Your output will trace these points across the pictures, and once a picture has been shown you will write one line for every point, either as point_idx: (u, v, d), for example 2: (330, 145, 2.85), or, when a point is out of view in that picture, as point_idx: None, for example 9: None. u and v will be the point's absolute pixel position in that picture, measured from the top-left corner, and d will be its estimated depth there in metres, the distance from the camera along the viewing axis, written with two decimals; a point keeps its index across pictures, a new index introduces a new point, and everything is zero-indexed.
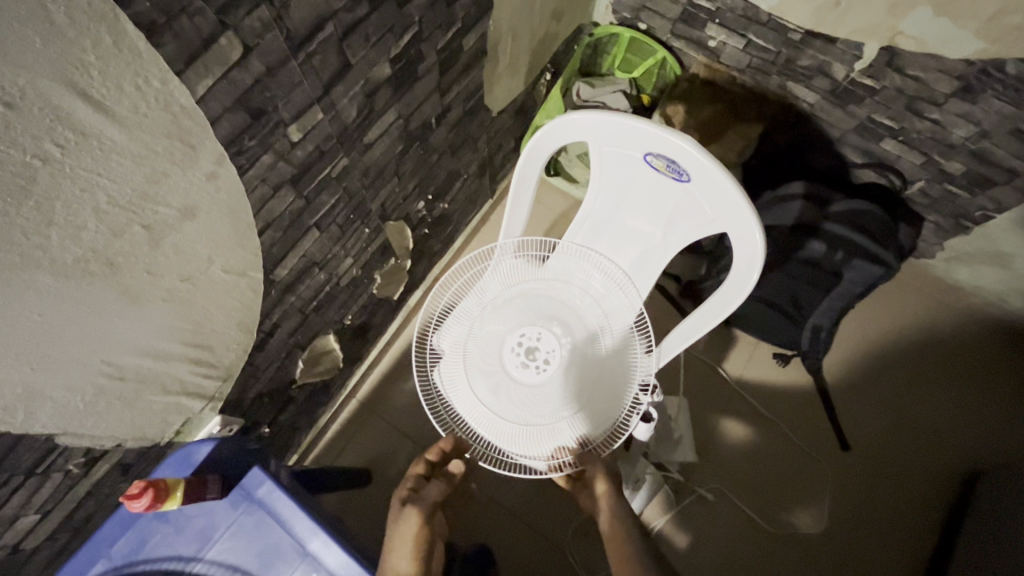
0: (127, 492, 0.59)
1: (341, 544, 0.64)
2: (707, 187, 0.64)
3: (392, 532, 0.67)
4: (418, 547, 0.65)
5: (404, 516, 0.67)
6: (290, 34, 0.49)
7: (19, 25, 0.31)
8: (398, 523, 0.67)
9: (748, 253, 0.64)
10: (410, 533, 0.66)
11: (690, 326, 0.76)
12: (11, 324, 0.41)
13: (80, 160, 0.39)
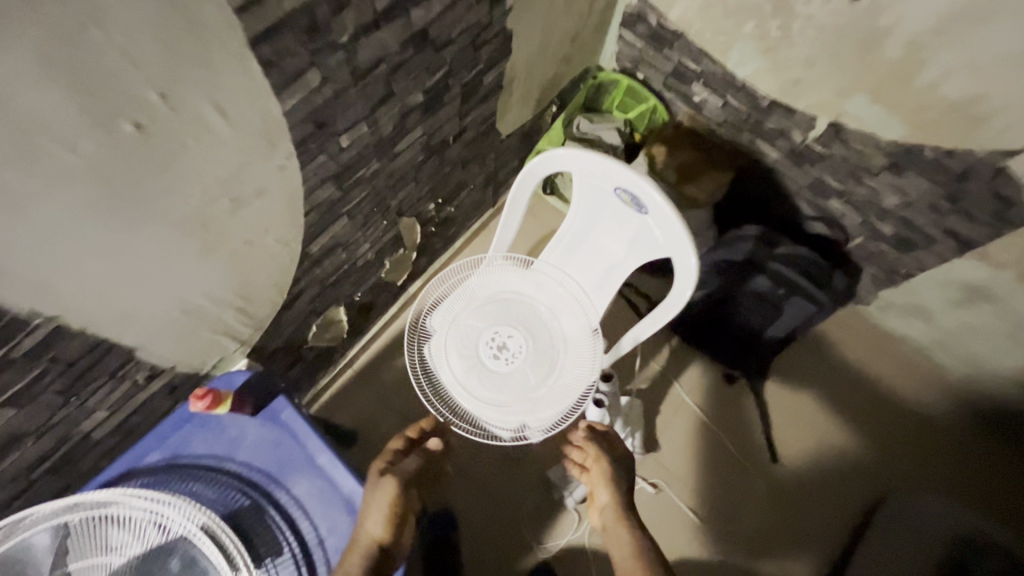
0: (193, 393, 0.74)
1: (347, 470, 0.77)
2: (660, 220, 0.80)
3: (367, 501, 0.74)
4: (392, 513, 0.73)
5: (381, 485, 0.75)
6: (353, 70, 0.65)
7: (192, 61, 0.47)
8: (376, 492, 0.74)
9: (687, 274, 0.81)
10: (383, 500, 0.73)
11: (640, 330, 0.92)
12: (132, 260, 0.56)
13: (202, 150, 0.55)
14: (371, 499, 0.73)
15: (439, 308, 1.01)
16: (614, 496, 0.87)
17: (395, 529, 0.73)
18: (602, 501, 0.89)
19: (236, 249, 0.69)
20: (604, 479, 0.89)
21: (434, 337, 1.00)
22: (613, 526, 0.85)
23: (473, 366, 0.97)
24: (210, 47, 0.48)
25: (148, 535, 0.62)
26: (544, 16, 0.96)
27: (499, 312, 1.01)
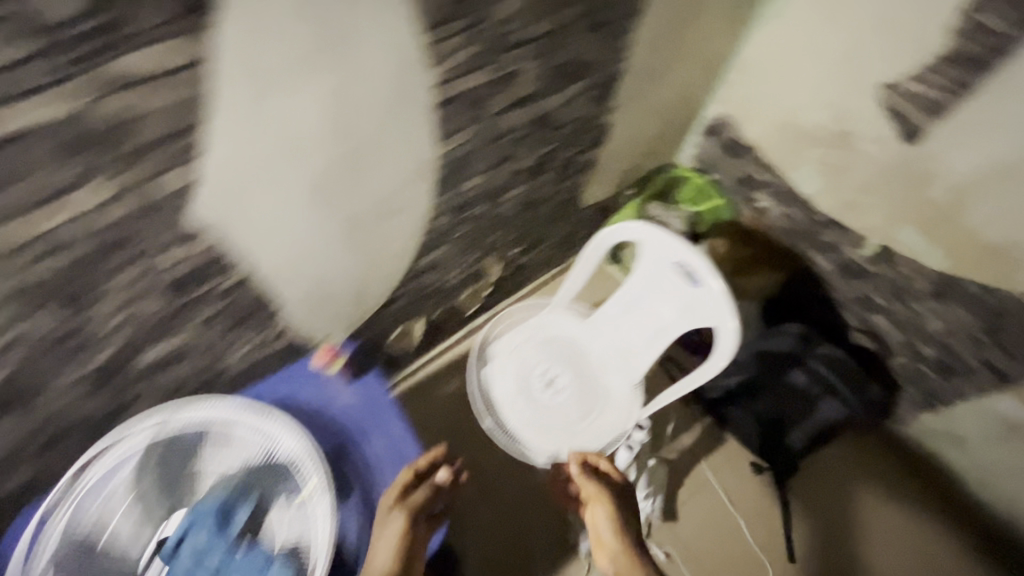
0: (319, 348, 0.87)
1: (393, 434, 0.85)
2: (710, 295, 0.94)
3: (378, 544, 0.76)
4: (401, 549, 0.75)
5: (395, 527, 0.77)
6: (485, 135, 0.85)
7: (391, 115, 0.68)
8: (390, 531, 0.77)
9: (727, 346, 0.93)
10: (395, 541, 0.76)
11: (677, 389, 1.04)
12: (306, 241, 0.76)
13: (375, 174, 0.75)
14: (382, 539, 0.76)
15: (501, 337, 1.17)
16: (620, 534, 0.92)
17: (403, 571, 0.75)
18: (607, 540, 0.92)
19: (368, 242, 0.88)
20: (611, 516, 0.93)
21: (495, 359, 1.16)
22: (623, 560, 0.89)
23: (523, 392, 1.13)
24: (405, 108, 0.69)
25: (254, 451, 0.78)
26: (635, 114, 1.15)
27: (553, 350, 1.16)
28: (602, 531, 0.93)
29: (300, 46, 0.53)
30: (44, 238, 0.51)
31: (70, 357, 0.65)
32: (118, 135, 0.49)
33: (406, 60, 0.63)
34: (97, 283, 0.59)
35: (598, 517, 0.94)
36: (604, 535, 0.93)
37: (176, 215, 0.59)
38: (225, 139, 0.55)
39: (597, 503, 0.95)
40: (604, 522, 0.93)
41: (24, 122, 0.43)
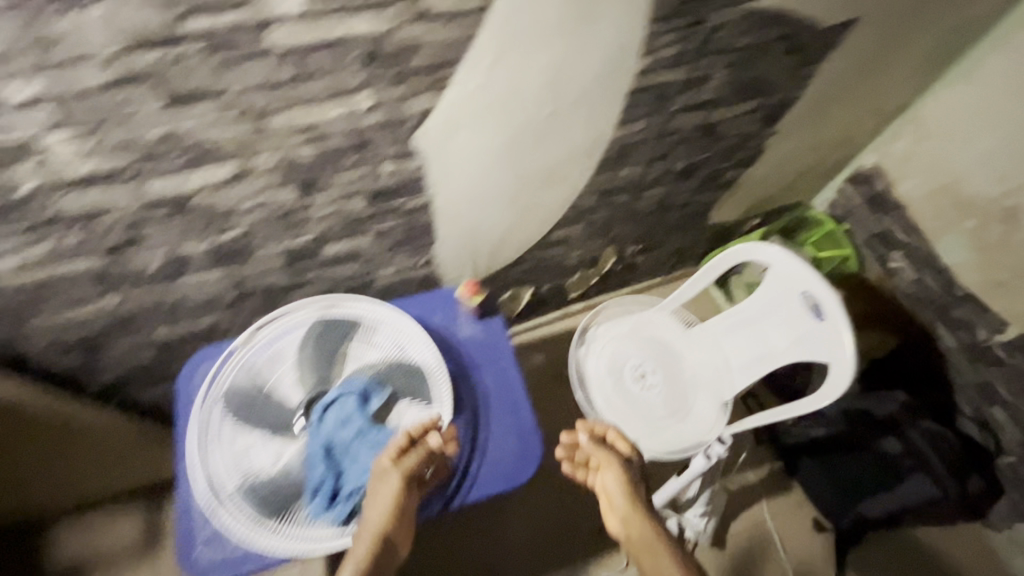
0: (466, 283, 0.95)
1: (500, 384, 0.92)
2: (829, 331, 0.94)
3: (370, 508, 0.73)
4: (395, 511, 0.73)
5: (389, 495, 0.74)
6: (657, 130, 0.91)
7: (595, 95, 0.77)
8: (382, 497, 0.74)
9: (837, 386, 0.92)
10: (388, 507, 0.73)
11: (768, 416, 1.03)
12: (484, 188, 0.87)
13: (560, 145, 0.85)
14: (375, 508, 0.72)
15: (605, 322, 1.22)
16: (631, 491, 0.90)
17: (397, 531, 0.74)
18: (617, 497, 0.89)
19: (524, 203, 0.96)
20: (621, 475, 0.90)
21: (594, 342, 1.20)
22: (632, 515, 0.88)
23: (615, 378, 1.16)
24: (609, 92, 0.77)
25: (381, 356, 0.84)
26: (792, 145, 1.16)
27: (651, 348, 1.19)
28: (613, 488, 0.90)
29: (553, 9, 0.61)
30: (322, 127, 0.64)
31: (283, 231, 0.78)
32: (399, 55, 0.59)
33: (625, 41, 0.70)
34: (328, 174, 0.71)
35: (607, 476, 0.91)
36: (615, 493, 0.90)
37: (403, 133, 0.70)
38: (467, 78, 0.65)
39: (608, 465, 0.91)
40: (614, 481, 0.90)
41: (347, 28, 0.54)
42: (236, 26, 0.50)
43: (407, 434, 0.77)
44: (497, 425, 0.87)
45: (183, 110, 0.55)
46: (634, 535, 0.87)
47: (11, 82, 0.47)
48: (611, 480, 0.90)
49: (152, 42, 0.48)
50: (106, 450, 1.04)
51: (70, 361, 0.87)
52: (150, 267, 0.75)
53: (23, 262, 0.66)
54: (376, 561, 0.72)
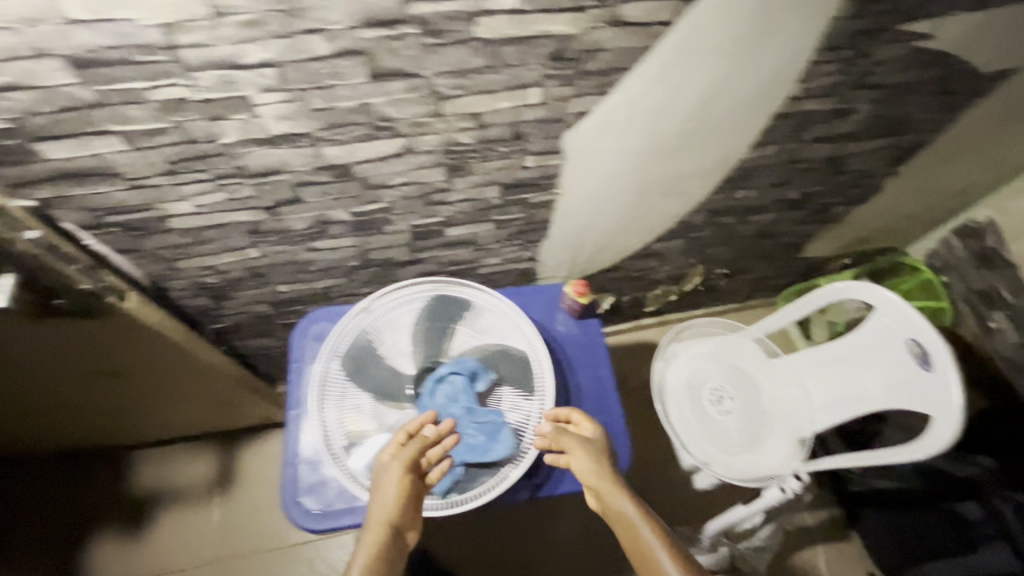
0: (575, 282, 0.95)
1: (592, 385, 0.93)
2: (933, 382, 0.90)
3: (375, 503, 0.73)
4: (400, 502, 0.72)
5: (389, 487, 0.73)
6: (783, 156, 0.91)
7: (738, 118, 0.78)
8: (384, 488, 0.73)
9: (935, 439, 0.88)
10: (390, 497, 0.72)
11: (850, 460, 1.01)
12: (607, 194, 0.88)
13: (689, 163, 0.86)
14: (380, 501, 0.72)
15: (688, 340, 1.21)
16: (603, 470, 0.77)
17: (405, 522, 0.73)
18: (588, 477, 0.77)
19: (639, 212, 0.97)
20: (591, 452, 0.78)
21: (673, 358, 1.18)
22: (614, 495, 0.76)
23: (692, 398, 1.15)
24: (751, 117, 0.79)
25: (488, 344, 0.87)
26: (908, 189, 1.13)
27: (732, 374, 1.18)
28: (584, 470, 0.77)
29: (729, 28, 0.62)
30: (485, 117, 0.67)
31: (418, 209, 0.82)
32: (579, 57, 0.62)
33: (787, 66, 0.70)
34: (476, 161, 0.74)
35: (574, 456, 0.78)
36: (586, 474, 0.77)
37: (555, 131, 0.72)
38: (629, 85, 0.67)
39: (573, 445, 0.79)
40: (584, 460, 0.78)
41: (544, 28, 0.57)
42: (452, 15, 0.53)
43: (409, 426, 0.77)
44: (588, 425, 0.89)
45: (378, 86, 0.59)
46: (619, 519, 0.75)
47: (252, 45, 0.51)
48: (582, 461, 0.78)
49: (378, 22, 0.52)
50: (213, 396, 1.06)
51: (198, 303, 0.93)
52: (296, 227, 0.79)
53: (196, 208, 0.71)
54: (386, 554, 0.70)
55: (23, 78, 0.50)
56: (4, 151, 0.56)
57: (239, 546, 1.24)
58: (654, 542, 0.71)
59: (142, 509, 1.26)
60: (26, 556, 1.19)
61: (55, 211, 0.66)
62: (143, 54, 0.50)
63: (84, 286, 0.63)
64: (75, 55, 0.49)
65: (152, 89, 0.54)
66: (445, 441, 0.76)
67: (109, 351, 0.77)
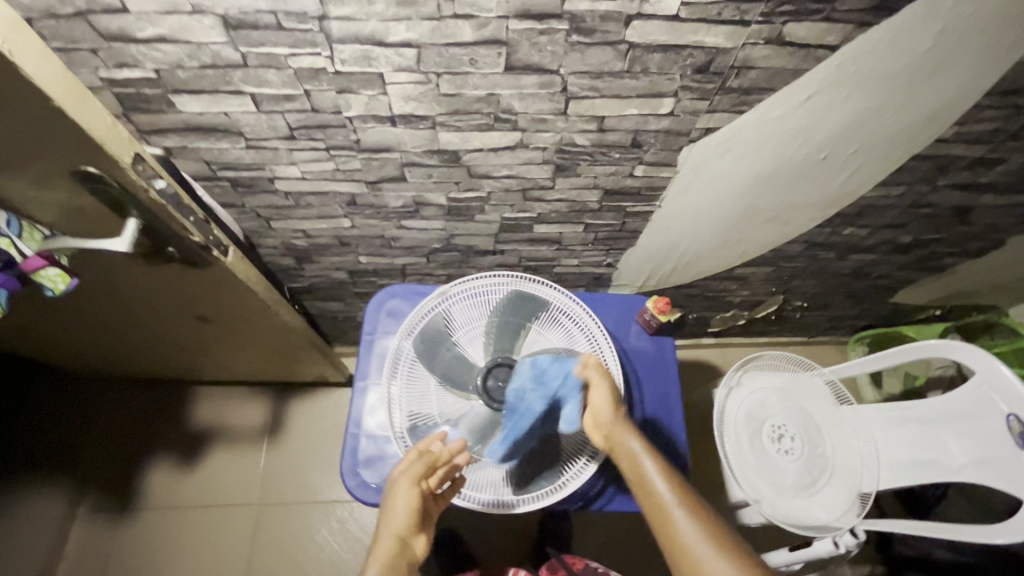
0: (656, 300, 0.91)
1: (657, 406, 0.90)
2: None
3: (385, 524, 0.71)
4: (409, 517, 0.70)
5: (398, 508, 0.71)
6: (908, 198, 0.84)
7: (876, 152, 0.72)
8: (395, 508, 0.71)
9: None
10: (400, 518, 0.70)
11: (919, 527, 0.94)
12: (709, 210, 0.83)
13: (808, 191, 0.80)
14: (393, 519, 0.70)
15: (756, 370, 1.14)
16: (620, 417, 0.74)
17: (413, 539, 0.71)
18: (604, 416, 0.74)
19: (735, 236, 0.92)
20: (610, 397, 0.75)
21: (738, 387, 1.11)
22: (634, 447, 0.72)
23: (752, 432, 1.09)
24: (890, 153, 0.72)
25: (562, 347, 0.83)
26: None
27: (798, 414, 1.11)
28: (601, 412, 0.74)
29: (898, 58, 0.57)
30: (609, 121, 0.64)
31: (514, 203, 0.80)
32: (725, 72, 0.57)
33: (947, 106, 0.64)
34: (585, 163, 0.72)
35: (591, 389, 0.75)
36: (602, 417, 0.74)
37: (675, 144, 0.68)
38: (771, 106, 0.63)
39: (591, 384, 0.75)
40: (600, 401, 0.74)
41: (699, 38, 0.53)
42: (608, 15, 0.50)
43: (423, 443, 0.74)
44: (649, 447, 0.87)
45: (511, 79, 0.57)
46: (637, 475, 0.71)
47: (400, 24, 0.50)
48: (601, 403, 0.74)
49: (530, 14, 0.50)
50: (279, 351, 1.09)
51: (282, 262, 0.95)
52: (392, 204, 0.79)
53: (303, 173, 0.71)
54: (395, 572, 0.67)
55: (178, 32, 0.50)
56: (145, 99, 0.58)
57: (280, 494, 1.29)
58: (675, 500, 0.67)
59: (197, 443, 1.32)
60: (90, 469, 1.27)
61: (175, 160, 0.67)
62: (294, 21, 0.50)
63: (195, 239, 0.65)
64: (230, 15, 0.49)
65: (293, 57, 0.53)
66: (455, 454, 0.74)
67: (201, 299, 0.80)
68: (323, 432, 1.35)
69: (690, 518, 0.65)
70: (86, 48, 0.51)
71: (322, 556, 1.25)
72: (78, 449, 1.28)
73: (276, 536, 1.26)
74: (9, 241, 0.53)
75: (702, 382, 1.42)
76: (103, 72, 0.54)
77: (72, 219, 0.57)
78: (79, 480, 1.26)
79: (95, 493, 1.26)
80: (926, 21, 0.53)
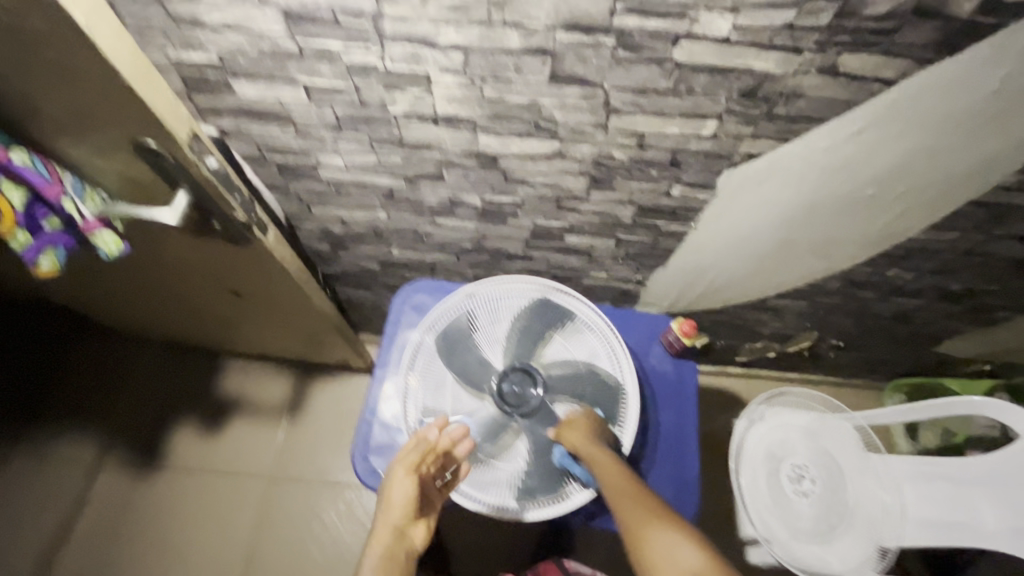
0: (682, 321, 0.89)
1: (672, 431, 0.88)
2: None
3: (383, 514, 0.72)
4: (407, 502, 0.72)
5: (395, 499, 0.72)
6: (960, 245, 0.79)
7: (931, 193, 0.69)
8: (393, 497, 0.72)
9: None
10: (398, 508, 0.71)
11: None
12: (747, 236, 0.81)
13: (855, 227, 0.77)
14: (393, 503, 0.71)
15: (781, 408, 1.10)
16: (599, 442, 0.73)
17: (410, 523, 0.72)
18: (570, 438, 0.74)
19: (770, 266, 0.89)
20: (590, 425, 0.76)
21: (760, 421, 1.09)
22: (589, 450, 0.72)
23: (769, 470, 1.06)
24: (947, 195, 0.69)
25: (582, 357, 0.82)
26: None
27: (820, 456, 1.07)
28: (579, 444, 0.73)
29: (959, 99, 0.55)
30: (648, 138, 0.63)
31: (546, 211, 0.81)
32: (773, 98, 0.56)
33: (1013, 149, 0.60)
34: (622, 178, 0.71)
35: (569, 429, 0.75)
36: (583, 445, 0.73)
37: (715, 167, 0.67)
38: (818, 139, 0.61)
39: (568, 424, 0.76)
40: (577, 435, 0.74)
41: (748, 62, 0.52)
42: (656, 33, 0.50)
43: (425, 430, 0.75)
44: (661, 470, 0.86)
45: (554, 88, 0.57)
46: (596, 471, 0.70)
47: (450, 27, 0.51)
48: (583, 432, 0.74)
49: (578, 26, 0.50)
50: (307, 332, 1.13)
51: (319, 246, 0.98)
52: (427, 201, 0.81)
53: (346, 164, 0.74)
54: (390, 558, 0.69)
55: (241, 21, 0.53)
56: (206, 81, 0.61)
57: (293, 470, 1.33)
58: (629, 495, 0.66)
59: (222, 411, 1.37)
60: (122, 423, 1.34)
61: (229, 141, 0.71)
62: (350, 18, 0.51)
63: (238, 217, 0.67)
64: (291, 8, 0.51)
65: (346, 52, 0.55)
66: (458, 439, 0.75)
67: (238, 274, 0.84)
68: (340, 415, 1.38)
69: (649, 516, 0.63)
70: (158, 30, 0.54)
71: (326, 536, 1.28)
72: (113, 403, 1.35)
73: (286, 510, 1.30)
74: (72, 202, 0.57)
75: (724, 412, 1.38)
76: (171, 53, 0.57)
77: (127, 188, 0.61)
78: (111, 432, 1.32)
79: (124, 446, 1.32)
80: (993, 63, 0.51)
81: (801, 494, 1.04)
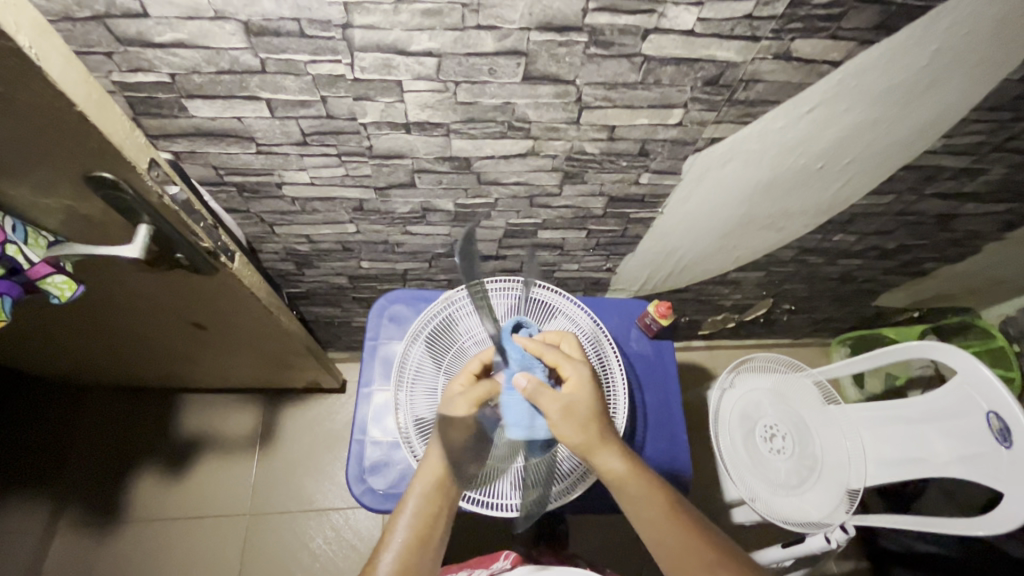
0: (658, 304, 0.92)
1: (658, 407, 0.91)
2: (1013, 462, 0.83)
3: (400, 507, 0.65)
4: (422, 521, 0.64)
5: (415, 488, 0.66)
6: (898, 207, 0.88)
7: (871, 162, 0.75)
8: (412, 492, 0.66)
9: (1000, 518, 0.83)
10: (416, 502, 0.65)
11: (905, 520, 0.95)
12: (710, 214, 0.84)
13: (807, 198, 0.82)
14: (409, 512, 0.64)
15: (746, 373, 1.14)
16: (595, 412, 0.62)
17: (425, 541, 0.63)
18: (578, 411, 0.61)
19: (732, 242, 0.94)
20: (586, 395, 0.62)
21: (731, 388, 1.11)
22: (609, 455, 0.61)
23: (744, 434, 1.09)
24: (882, 163, 0.76)
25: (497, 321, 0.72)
26: (1005, 252, 1.10)
27: (785, 414, 1.12)
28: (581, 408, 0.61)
29: (897, 74, 0.60)
30: (619, 130, 0.65)
31: (520, 209, 0.81)
32: (734, 85, 0.60)
33: (941, 114, 0.67)
34: (593, 171, 0.73)
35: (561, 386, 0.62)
36: (576, 406, 0.61)
37: (681, 153, 0.70)
38: (774, 119, 0.65)
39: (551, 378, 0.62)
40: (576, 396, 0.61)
41: (711, 52, 0.55)
42: (626, 29, 0.52)
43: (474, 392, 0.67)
44: (655, 446, 0.88)
45: (528, 89, 0.58)
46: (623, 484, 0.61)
47: (423, 33, 0.51)
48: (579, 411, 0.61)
49: (551, 27, 0.51)
50: (278, 358, 1.07)
51: (284, 266, 0.94)
52: (399, 210, 0.79)
53: (313, 179, 0.71)
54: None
55: (196, 38, 0.50)
56: (155, 103, 0.57)
57: (272, 502, 1.27)
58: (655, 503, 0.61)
59: (187, 452, 1.29)
60: (75, 480, 1.22)
61: (183, 165, 0.67)
62: (317, 29, 0.50)
63: (204, 245, 0.64)
64: (252, 21, 0.48)
65: (313, 65, 0.53)
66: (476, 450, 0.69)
67: (203, 304, 0.78)
68: (316, 439, 1.33)
69: (681, 530, 0.60)
70: (101, 52, 0.51)
71: (317, 565, 1.23)
72: (61, 460, 1.23)
73: (270, 546, 1.23)
74: (17, 247, 0.52)
75: (694, 384, 1.45)
76: (116, 75, 0.54)
77: (76, 226, 0.56)
78: (64, 491, 1.21)
79: (82, 505, 1.21)
80: (922, 35, 0.56)
81: (773, 454, 1.08)
